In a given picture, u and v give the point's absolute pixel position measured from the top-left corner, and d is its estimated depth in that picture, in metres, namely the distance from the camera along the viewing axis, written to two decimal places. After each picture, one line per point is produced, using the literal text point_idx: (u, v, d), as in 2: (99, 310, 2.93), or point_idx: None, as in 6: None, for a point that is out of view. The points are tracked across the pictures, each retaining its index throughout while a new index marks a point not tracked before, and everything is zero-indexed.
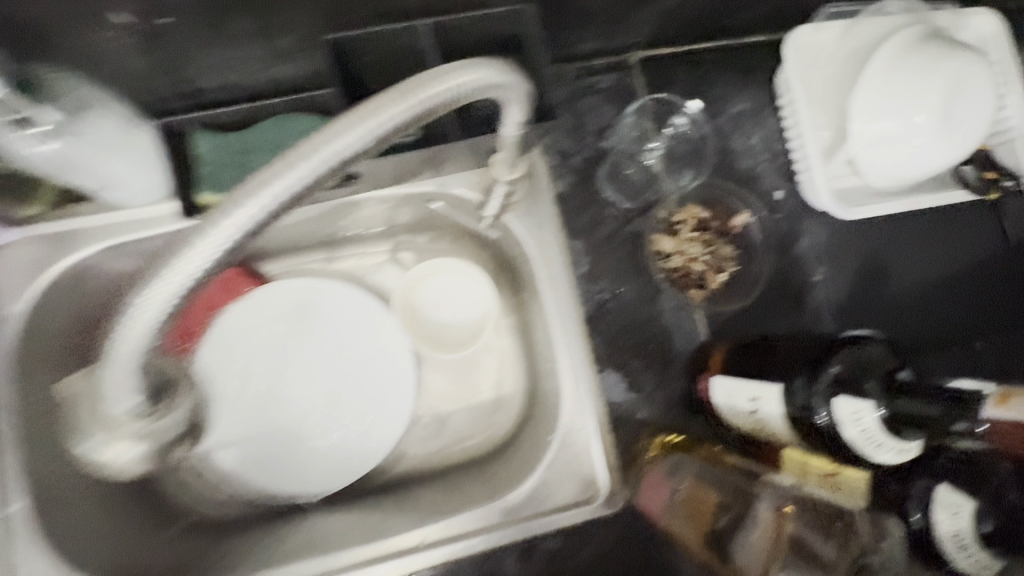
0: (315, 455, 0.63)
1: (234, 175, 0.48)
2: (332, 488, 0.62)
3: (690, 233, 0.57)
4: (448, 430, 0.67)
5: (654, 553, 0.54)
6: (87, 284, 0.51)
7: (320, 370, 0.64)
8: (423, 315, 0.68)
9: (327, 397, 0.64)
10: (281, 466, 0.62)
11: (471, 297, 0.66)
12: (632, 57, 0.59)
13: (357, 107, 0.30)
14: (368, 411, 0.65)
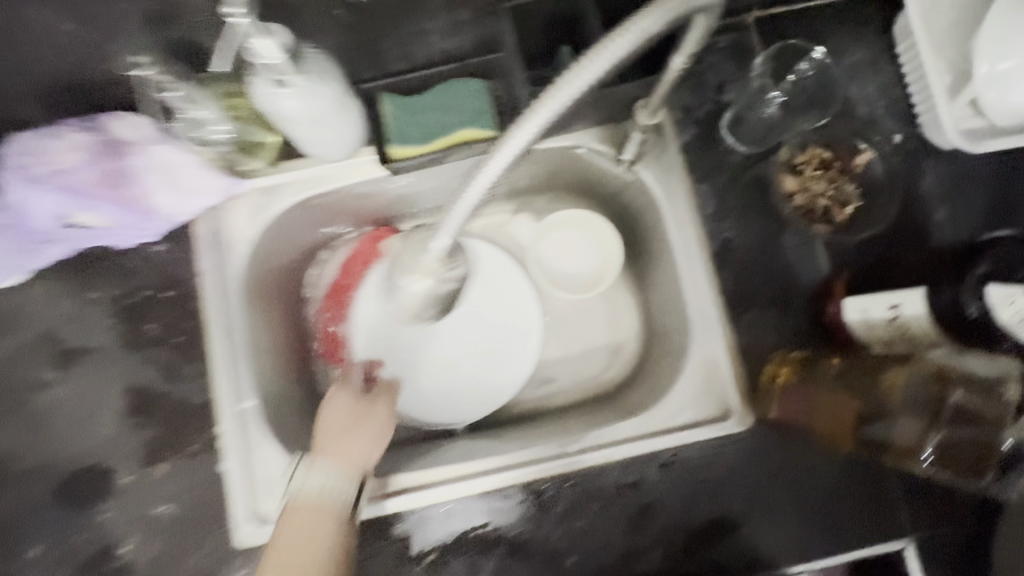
0: (458, 391, 0.71)
1: (422, 125, 0.56)
2: (472, 418, 0.70)
3: (814, 171, 0.60)
4: (572, 369, 0.73)
5: (788, 472, 0.57)
6: (293, 224, 0.63)
7: (465, 318, 0.72)
8: (552, 271, 0.73)
9: (469, 342, 0.72)
10: (428, 400, 0.71)
11: (597, 250, 0.70)
12: (747, 18, 0.64)
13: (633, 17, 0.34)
14: (503, 356, 0.72)
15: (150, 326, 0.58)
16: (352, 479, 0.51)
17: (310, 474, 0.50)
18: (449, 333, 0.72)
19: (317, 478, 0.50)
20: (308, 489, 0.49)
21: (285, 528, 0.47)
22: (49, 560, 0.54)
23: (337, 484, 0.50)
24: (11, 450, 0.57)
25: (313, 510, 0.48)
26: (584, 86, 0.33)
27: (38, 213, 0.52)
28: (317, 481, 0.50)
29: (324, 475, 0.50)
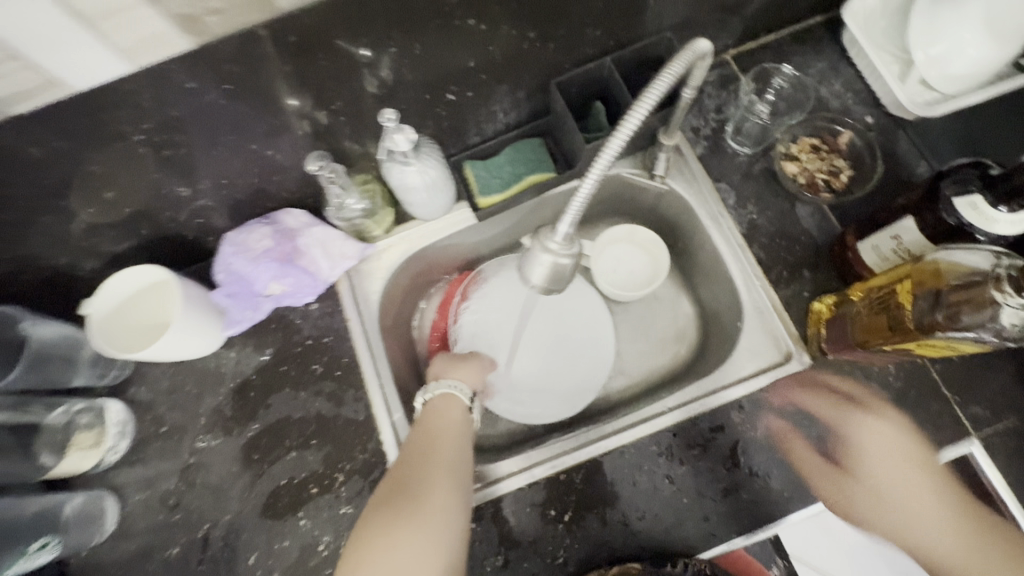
0: (555, 393, 0.82)
1: (499, 179, 0.75)
2: (574, 411, 0.81)
3: (809, 154, 0.76)
4: (642, 357, 0.85)
5: (853, 397, 0.67)
6: (403, 273, 0.80)
7: (547, 331, 0.85)
8: (606, 276, 0.85)
9: (553, 348, 0.84)
10: (526, 405, 0.81)
11: (642, 257, 0.85)
12: (726, 56, 0.83)
13: (660, 69, 0.46)
14: (582, 355, 0.84)
15: (318, 366, 0.74)
16: (471, 392, 0.67)
17: (439, 387, 0.66)
18: (539, 346, 0.84)
19: (452, 385, 0.67)
20: (443, 389, 0.66)
21: (428, 415, 0.63)
22: (266, 563, 0.67)
23: (460, 395, 0.66)
24: (221, 483, 0.71)
25: (446, 406, 0.64)
26: (646, 112, 0.44)
27: (250, 278, 0.71)
28: (454, 386, 0.66)
29: (454, 384, 0.67)
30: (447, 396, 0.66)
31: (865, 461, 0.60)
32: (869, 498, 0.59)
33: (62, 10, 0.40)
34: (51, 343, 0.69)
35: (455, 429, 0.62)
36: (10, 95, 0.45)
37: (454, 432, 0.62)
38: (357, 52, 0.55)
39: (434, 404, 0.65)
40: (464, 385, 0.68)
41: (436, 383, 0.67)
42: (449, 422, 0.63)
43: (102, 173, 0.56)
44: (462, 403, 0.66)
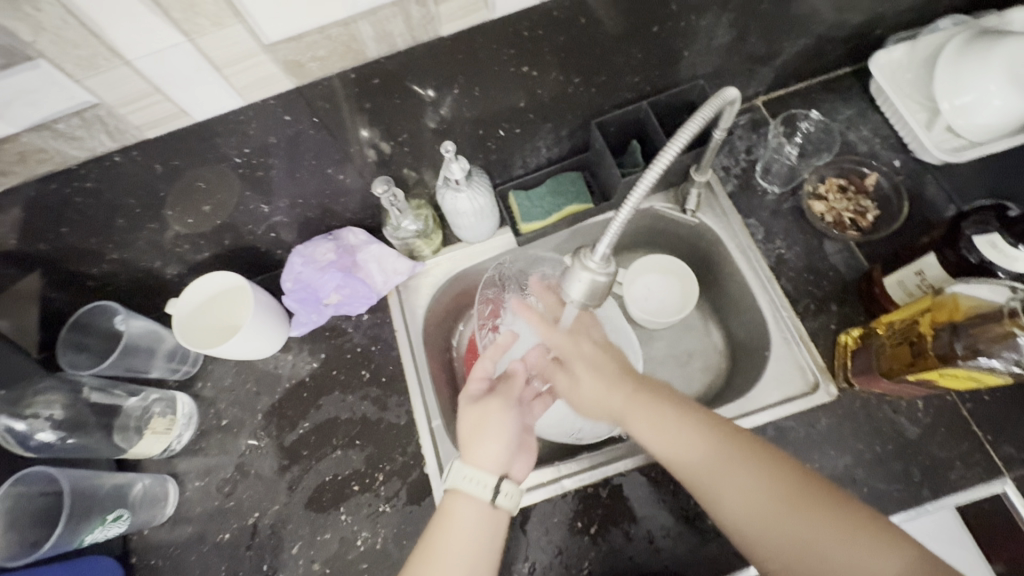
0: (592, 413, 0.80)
1: (540, 207, 0.82)
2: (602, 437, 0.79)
3: (836, 194, 0.80)
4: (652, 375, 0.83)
5: (880, 429, 0.69)
6: (446, 292, 0.87)
7: None
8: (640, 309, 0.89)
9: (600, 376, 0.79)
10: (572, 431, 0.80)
11: (667, 286, 0.89)
12: (757, 103, 0.89)
13: (689, 118, 0.51)
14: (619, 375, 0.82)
15: (365, 372, 0.80)
16: (492, 483, 0.59)
17: (459, 478, 0.59)
18: None
19: (472, 479, 0.59)
20: (457, 484, 0.58)
21: (439, 516, 0.59)
22: (307, 554, 0.72)
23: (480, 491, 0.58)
24: (271, 475, 0.77)
25: (460, 504, 0.58)
26: (674, 155, 0.48)
27: (315, 287, 0.79)
28: (473, 481, 0.58)
29: (473, 477, 0.59)
30: (461, 493, 0.59)
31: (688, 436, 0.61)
32: (726, 494, 0.58)
33: (201, 56, 0.50)
34: (140, 334, 0.79)
35: (468, 536, 0.57)
36: (148, 121, 0.54)
37: (462, 544, 0.56)
38: (425, 93, 0.64)
39: (445, 505, 0.59)
40: (488, 475, 0.59)
41: (454, 469, 0.60)
42: (462, 527, 0.57)
43: (205, 188, 0.65)
44: (480, 505, 0.58)
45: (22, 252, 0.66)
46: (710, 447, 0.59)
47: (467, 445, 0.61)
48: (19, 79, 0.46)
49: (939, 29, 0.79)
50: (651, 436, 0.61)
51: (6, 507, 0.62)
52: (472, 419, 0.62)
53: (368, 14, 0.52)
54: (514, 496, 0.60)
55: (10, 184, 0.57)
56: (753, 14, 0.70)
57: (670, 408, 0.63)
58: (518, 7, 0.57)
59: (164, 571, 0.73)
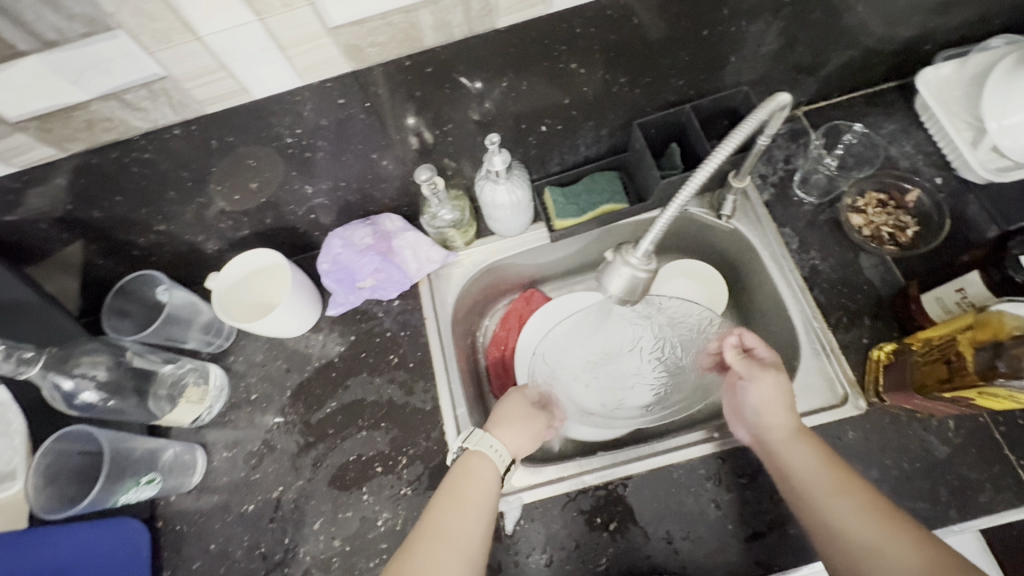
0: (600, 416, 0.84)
1: (575, 204, 0.82)
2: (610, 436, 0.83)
3: (875, 209, 0.80)
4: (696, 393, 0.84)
5: (909, 446, 0.68)
6: (475, 284, 0.88)
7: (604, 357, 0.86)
8: None
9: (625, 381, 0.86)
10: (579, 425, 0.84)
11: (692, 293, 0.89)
12: (797, 113, 0.88)
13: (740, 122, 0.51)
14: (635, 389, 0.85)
15: (393, 356, 0.82)
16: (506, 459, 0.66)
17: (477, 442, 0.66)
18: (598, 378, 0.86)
19: (494, 447, 0.65)
20: (476, 445, 0.65)
21: (459, 470, 0.63)
22: (328, 530, 0.73)
23: (492, 457, 0.65)
24: (296, 451, 0.78)
25: (479, 469, 0.63)
26: (722, 158, 0.49)
27: (353, 270, 0.81)
28: (493, 446, 0.65)
29: (495, 445, 0.66)
30: (480, 454, 0.65)
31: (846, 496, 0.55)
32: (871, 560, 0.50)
33: (268, 36, 0.52)
34: (180, 306, 0.81)
35: (482, 492, 0.61)
36: (210, 97, 0.56)
37: (473, 499, 0.60)
38: (473, 84, 0.65)
39: (467, 461, 0.64)
40: (505, 450, 0.66)
41: (474, 434, 0.66)
42: (476, 482, 0.62)
43: (254, 166, 0.67)
44: (492, 468, 0.64)
45: (75, 217, 0.68)
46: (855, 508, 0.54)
47: (496, 423, 0.70)
48: (97, 48, 0.48)
49: (990, 47, 0.77)
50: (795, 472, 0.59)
51: (47, 462, 0.65)
52: (517, 410, 0.72)
53: (430, 4, 0.53)
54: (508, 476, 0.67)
55: (74, 150, 0.59)
56: (804, 23, 0.70)
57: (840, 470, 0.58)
58: (574, 5, 0.58)
59: (188, 537, 0.75)
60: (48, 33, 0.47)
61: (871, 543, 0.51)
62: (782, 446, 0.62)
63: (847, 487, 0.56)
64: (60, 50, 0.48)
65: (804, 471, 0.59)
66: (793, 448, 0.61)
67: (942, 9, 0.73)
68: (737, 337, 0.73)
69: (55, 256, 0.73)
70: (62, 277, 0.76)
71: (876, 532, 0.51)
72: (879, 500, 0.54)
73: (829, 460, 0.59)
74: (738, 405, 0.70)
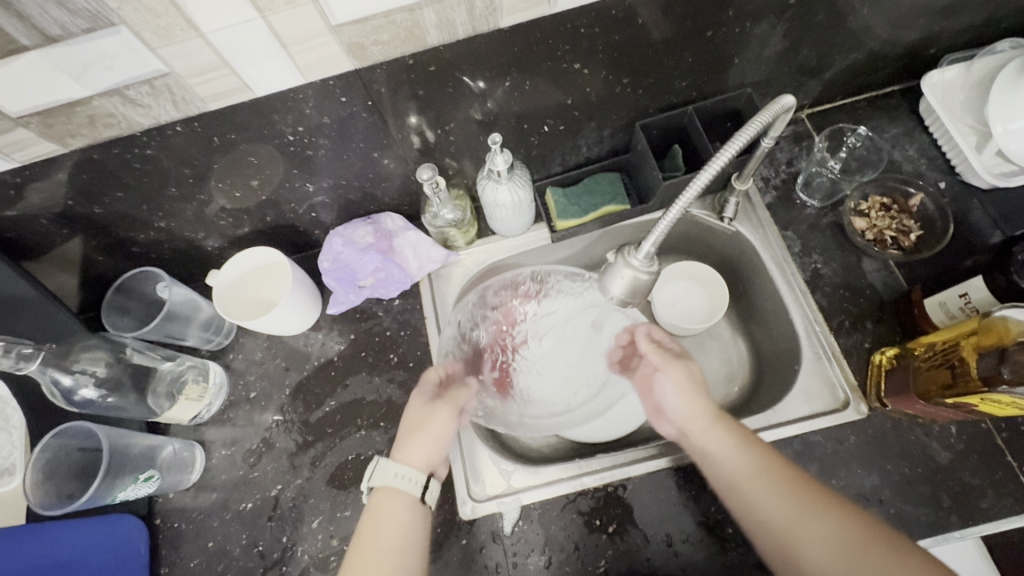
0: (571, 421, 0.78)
1: (577, 204, 0.82)
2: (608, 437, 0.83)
3: (878, 212, 0.80)
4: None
5: (911, 451, 0.68)
6: (476, 283, 0.87)
7: (589, 359, 0.77)
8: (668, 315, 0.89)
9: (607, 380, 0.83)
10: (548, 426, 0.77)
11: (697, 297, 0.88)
12: (801, 115, 0.88)
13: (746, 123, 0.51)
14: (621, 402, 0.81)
15: (393, 356, 0.82)
16: (417, 480, 0.62)
17: (378, 471, 0.62)
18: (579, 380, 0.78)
19: (399, 475, 0.62)
20: (383, 478, 0.61)
21: (369, 515, 0.60)
22: (326, 529, 0.73)
23: (399, 485, 0.61)
24: (295, 449, 0.78)
25: (388, 501, 0.61)
26: (725, 160, 0.48)
27: (353, 268, 0.80)
28: (402, 477, 0.61)
29: (401, 473, 0.62)
30: (390, 489, 0.61)
31: (767, 479, 0.56)
32: (795, 542, 0.52)
33: (271, 33, 0.52)
34: (181, 303, 0.81)
35: (393, 531, 0.59)
36: (213, 94, 0.56)
37: (395, 539, 0.59)
38: (475, 84, 0.65)
39: (375, 502, 0.61)
40: (413, 472, 0.62)
41: (379, 465, 0.62)
42: (393, 516, 0.60)
43: (255, 164, 0.67)
44: (407, 499, 0.61)
45: (77, 213, 0.68)
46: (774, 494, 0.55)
47: (401, 438, 0.65)
48: (100, 43, 0.48)
49: (996, 51, 0.78)
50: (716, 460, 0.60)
51: (45, 459, 0.65)
52: (416, 416, 0.66)
53: (433, 3, 0.53)
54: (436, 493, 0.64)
55: (75, 146, 0.58)
56: (809, 26, 0.70)
57: (755, 449, 0.59)
58: (578, 5, 0.58)
59: (187, 535, 0.75)
60: (51, 28, 0.46)
61: (788, 525, 0.53)
62: (700, 434, 0.62)
63: (764, 466, 0.57)
64: (64, 44, 0.48)
65: (723, 458, 0.59)
66: (709, 437, 0.61)
67: (948, 12, 0.73)
68: (646, 329, 0.72)
69: (55, 252, 0.73)
70: (63, 273, 0.76)
71: (793, 510, 0.54)
72: (791, 474, 0.56)
73: (745, 441, 0.60)
74: (658, 403, 0.68)
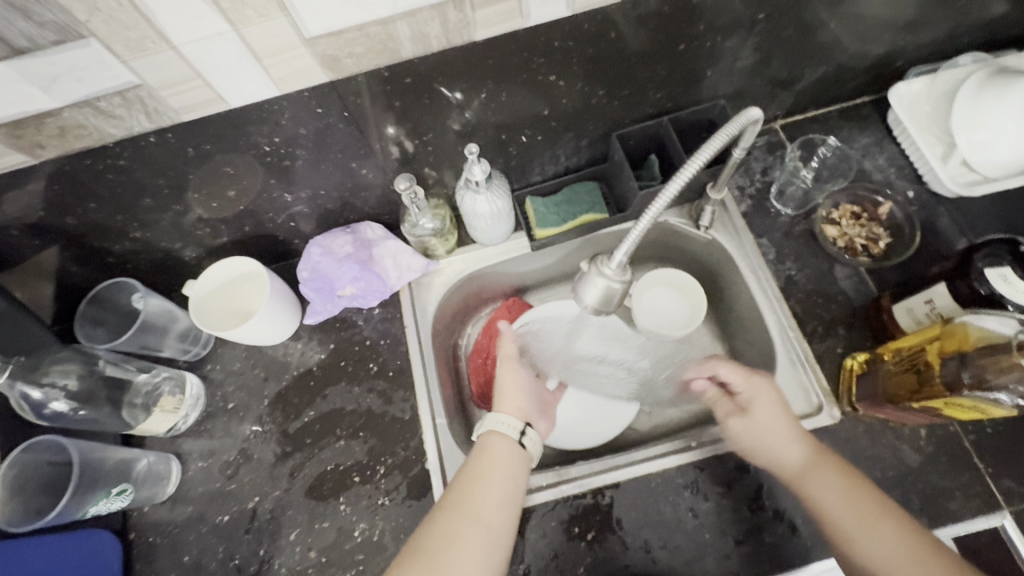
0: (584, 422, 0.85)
1: (556, 213, 0.83)
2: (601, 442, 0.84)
3: (849, 220, 0.81)
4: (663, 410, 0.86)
5: (883, 454, 0.69)
6: (457, 292, 0.88)
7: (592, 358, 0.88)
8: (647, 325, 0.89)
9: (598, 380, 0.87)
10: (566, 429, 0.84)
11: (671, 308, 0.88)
12: (775, 126, 0.90)
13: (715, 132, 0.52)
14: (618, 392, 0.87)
15: (373, 365, 0.81)
16: (518, 428, 0.67)
17: (490, 423, 0.67)
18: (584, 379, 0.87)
19: (504, 422, 0.66)
20: (491, 425, 0.66)
21: (476, 452, 0.64)
22: (305, 541, 0.72)
23: (503, 430, 0.66)
24: (273, 460, 0.77)
25: (493, 446, 0.65)
26: (694, 170, 0.50)
27: (331, 277, 0.80)
28: (503, 422, 0.66)
29: (503, 419, 0.66)
30: (496, 433, 0.65)
31: (878, 521, 0.55)
32: None
33: (244, 46, 0.52)
34: (157, 314, 0.81)
35: (499, 468, 0.62)
36: (185, 105, 0.56)
37: (498, 475, 0.62)
38: (452, 95, 0.65)
39: (483, 443, 0.65)
40: (513, 419, 0.67)
41: (487, 416, 0.67)
42: (502, 459, 0.63)
43: (232, 174, 0.67)
44: (511, 443, 0.65)
45: (49, 224, 0.67)
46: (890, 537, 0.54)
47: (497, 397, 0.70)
48: (69, 55, 0.48)
49: (958, 65, 0.80)
50: (826, 499, 0.59)
51: (14, 475, 0.65)
52: (508, 379, 0.71)
53: (407, 16, 0.54)
54: (535, 443, 0.67)
55: (46, 157, 0.58)
56: (778, 40, 0.71)
57: (874, 497, 0.57)
58: (552, 19, 0.59)
59: (161, 549, 0.73)
60: (19, 39, 0.46)
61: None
62: (802, 477, 0.62)
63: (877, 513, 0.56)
64: (31, 56, 0.48)
65: (831, 503, 0.58)
66: (816, 483, 0.60)
67: (912, 27, 0.75)
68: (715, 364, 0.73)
69: (27, 263, 0.72)
70: (35, 284, 0.75)
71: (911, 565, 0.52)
72: (914, 527, 0.54)
73: (851, 483, 0.59)
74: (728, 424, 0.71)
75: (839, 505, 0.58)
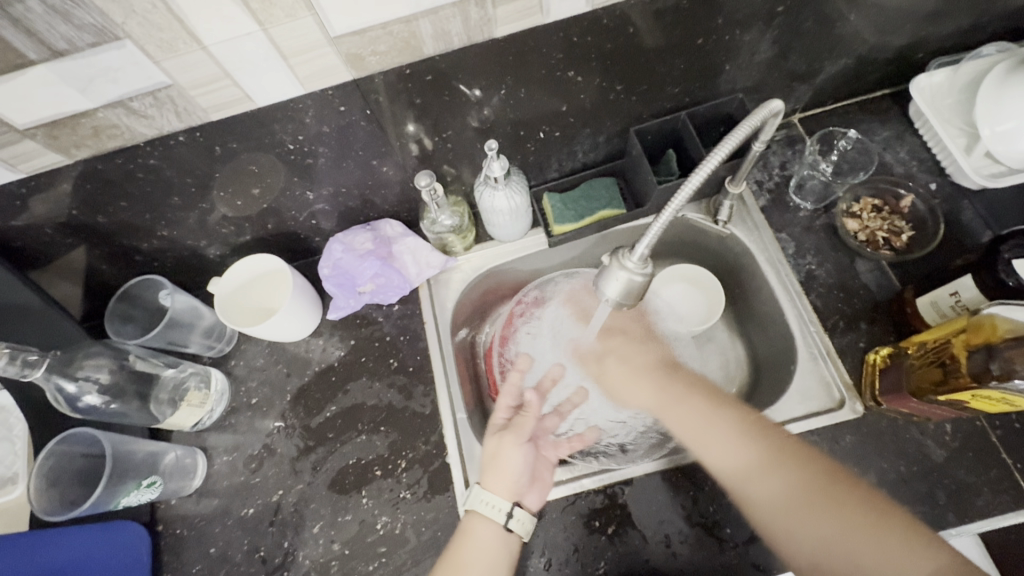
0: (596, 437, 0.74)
1: (573, 209, 0.83)
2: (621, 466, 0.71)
3: (870, 214, 0.81)
4: None
5: (907, 449, 0.68)
6: (475, 288, 0.88)
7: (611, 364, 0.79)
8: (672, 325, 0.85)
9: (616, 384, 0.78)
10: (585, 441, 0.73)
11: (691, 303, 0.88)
12: (792, 120, 0.90)
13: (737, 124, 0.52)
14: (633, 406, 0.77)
15: (393, 360, 0.82)
16: (505, 507, 0.62)
17: (479, 500, 0.62)
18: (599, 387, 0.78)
19: (489, 503, 0.62)
20: (473, 507, 0.62)
21: (460, 535, 0.62)
22: (328, 534, 0.73)
23: (492, 514, 0.62)
24: (296, 454, 0.78)
25: (479, 527, 0.62)
26: (716, 163, 0.49)
27: (353, 274, 0.81)
28: (488, 503, 0.62)
29: (488, 500, 0.62)
30: (477, 515, 0.62)
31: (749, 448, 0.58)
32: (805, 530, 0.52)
33: (271, 46, 0.53)
34: (183, 311, 0.82)
35: (485, 557, 0.60)
36: (214, 104, 0.57)
37: (484, 561, 0.60)
38: (471, 92, 0.66)
39: (466, 526, 0.62)
40: (500, 499, 0.62)
41: (472, 492, 0.63)
42: (482, 544, 0.61)
43: (256, 172, 0.68)
44: (494, 526, 0.62)
45: (81, 223, 0.69)
46: (757, 455, 0.57)
47: (489, 466, 0.65)
48: (105, 57, 0.50)
49: (981, 56, 0.79)
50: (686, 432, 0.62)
51: (50, 465, 0.66)
52: (492, 451, 0.65)
53: (429, 13, 0.55)
54: (525, 522, 0.63)
55: (80, 157, 0.60)
56: (798, 32, 0.71)
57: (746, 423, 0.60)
58: (571, 14, 0.60)
59: (189, 541, 0.75)
60: (58, 43, 0.48)
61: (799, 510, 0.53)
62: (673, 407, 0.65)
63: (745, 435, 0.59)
64: (69, 58, 0.49)
65: (701, 434, 0.61)
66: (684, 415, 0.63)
67: (934, 18, 0.75)
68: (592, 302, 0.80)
69: (59, 261, 0.74)
70: (65, 282, 0.77)
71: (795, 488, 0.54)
72: (786, 445, 0.57)
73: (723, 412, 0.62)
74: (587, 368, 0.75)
75: (712, 442, 0.60)
